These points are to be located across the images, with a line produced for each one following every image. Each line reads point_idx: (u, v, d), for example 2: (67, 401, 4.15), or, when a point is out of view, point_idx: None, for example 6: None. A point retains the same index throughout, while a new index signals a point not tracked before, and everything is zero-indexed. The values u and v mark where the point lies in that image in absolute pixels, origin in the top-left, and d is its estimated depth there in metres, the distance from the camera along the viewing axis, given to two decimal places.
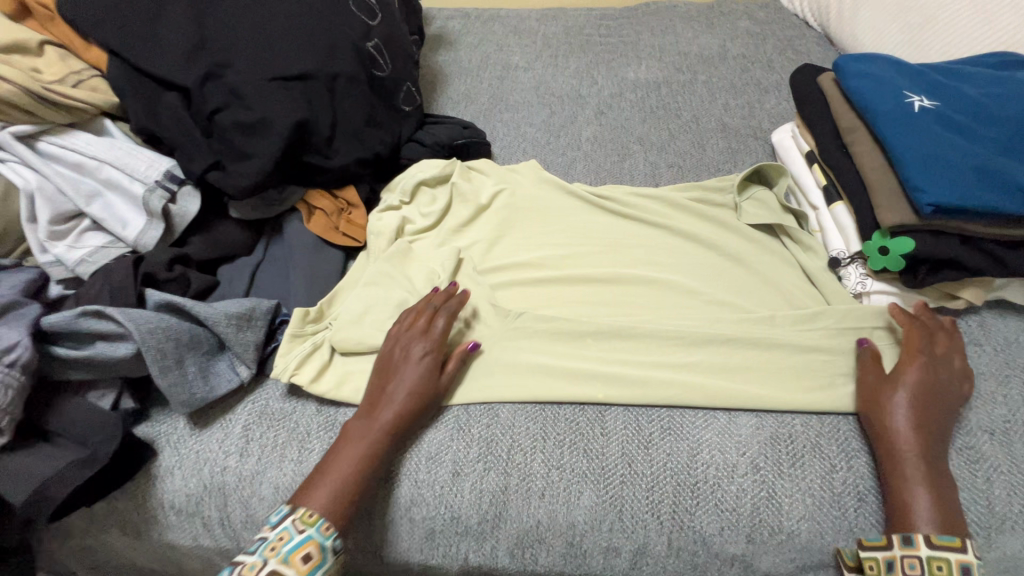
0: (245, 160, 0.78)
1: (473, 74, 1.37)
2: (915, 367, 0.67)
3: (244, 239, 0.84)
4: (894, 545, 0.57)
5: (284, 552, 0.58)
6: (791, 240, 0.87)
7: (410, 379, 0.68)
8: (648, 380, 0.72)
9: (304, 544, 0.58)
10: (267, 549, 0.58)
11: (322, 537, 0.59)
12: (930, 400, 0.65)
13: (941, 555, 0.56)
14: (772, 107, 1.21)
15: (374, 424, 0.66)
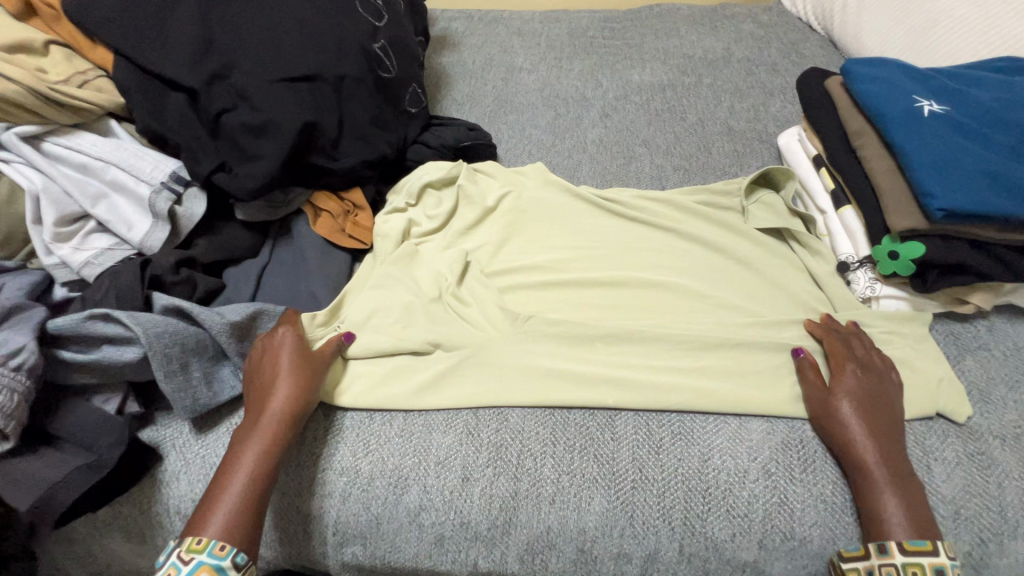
0: (252, 163, 0.78)
1: (477, 76, 1.37)
2: (850, 376, 0.69)
3: (249, 241, 0.83)
4: (872, 558, 0.58)
5: (209, 560, 0.55)
6: (799, 245, 0.87)
7: (293, 364, 0.68)
8: (657, 384, 0.72)
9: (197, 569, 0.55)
10: (214, 549, 0.56)
11: (217, 559, 0.55)
12: (872, 404, 0.66)
13: (914, 560, 0.56)
14: (777, 110, 1.21)
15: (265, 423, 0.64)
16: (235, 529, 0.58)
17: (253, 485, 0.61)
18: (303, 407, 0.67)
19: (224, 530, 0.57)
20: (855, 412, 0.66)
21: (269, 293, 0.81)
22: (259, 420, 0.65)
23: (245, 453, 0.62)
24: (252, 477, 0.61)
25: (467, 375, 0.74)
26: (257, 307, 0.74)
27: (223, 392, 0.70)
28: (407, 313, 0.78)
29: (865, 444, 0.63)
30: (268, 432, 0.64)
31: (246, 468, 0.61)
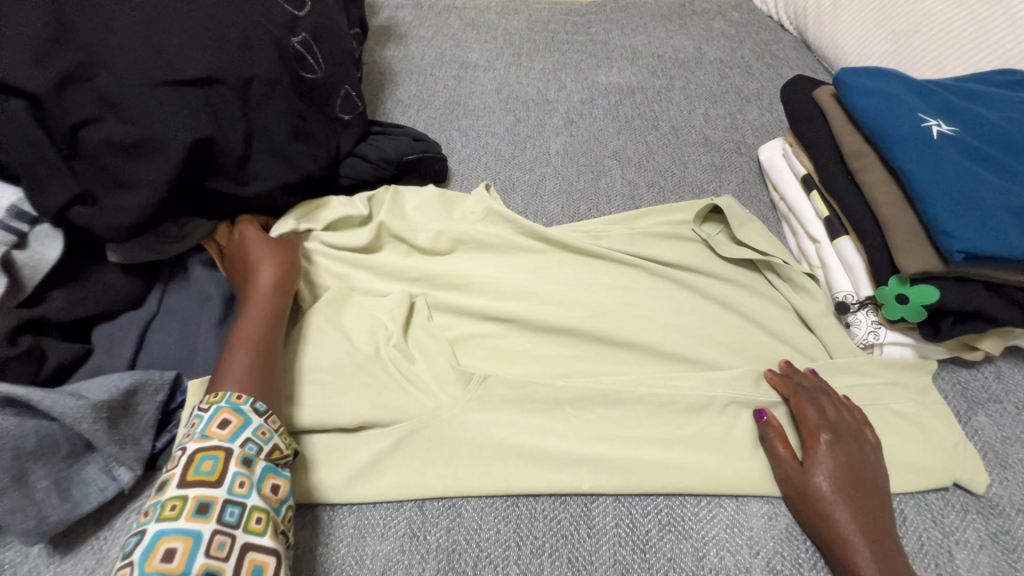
0: (126, 193, 0.61)
1: (426, 73, 1.21)
2: (824, 447, 0.59)
3: (130, 289, 0.66)
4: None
5: (230, 404, 0.52)
6: (778, 277, 0.77)
7: (272, 248, 0.68)
8: (638, 463, 0.61)
9: (218, 413, 0.52)
10: (233, 397, 0.53)
11: (236, 403, 0.53)
12: (854, 479, 0.57)
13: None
14: (755, 119, 1.11)
15: (255, 291, 0.64)
16: (257, 386, 0.56)
17: (261, 351, 0.59)
18: (285, 287, 0.66)
19: (243, 386, 0.55)
20: (836, 494, 0.56)
21: (157, 356, 0.64)
22: (247, 298, 0.64)
23: (248, 312, 0.62)
24: (258, 342, 0.59)
25: (410, 457, 0.60)
26: (137, 377, 0.57)
27: (85, 499, 0.53)
28: (335, 376, 0.63)
29: (852, 534, 0.54)
30: (261, 301, 0.63)
31: (248, 349, 0.58)
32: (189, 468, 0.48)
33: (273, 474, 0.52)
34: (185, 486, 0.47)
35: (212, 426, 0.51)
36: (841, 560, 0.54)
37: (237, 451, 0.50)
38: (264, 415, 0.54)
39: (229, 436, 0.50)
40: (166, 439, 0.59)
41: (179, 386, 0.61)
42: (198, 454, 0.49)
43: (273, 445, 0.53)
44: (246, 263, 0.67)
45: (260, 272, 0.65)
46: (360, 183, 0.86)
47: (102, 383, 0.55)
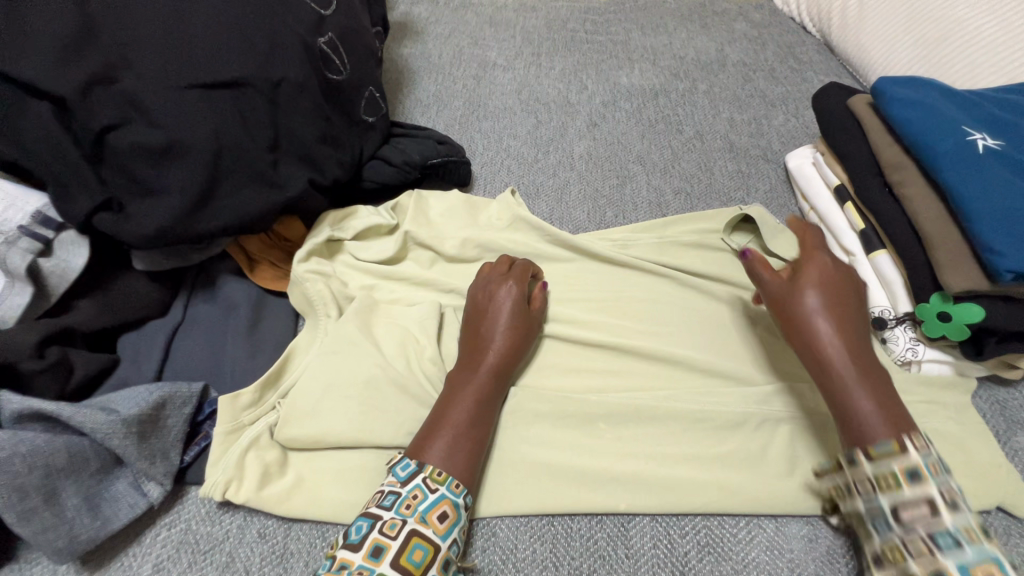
0: (154, 200, 0.59)
1: (445, 72, 1.19)
2: (816, 266, 0.55)
3: (156, 298, 0.64)
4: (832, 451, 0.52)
5: (450, 494, 0.52)
6: None
7: (518, 316, 0.65)
8: (676, 482, 0.60)
9: (439, 502, 0.52)
10: (452, 484, 0.53)
11: (456, 495, 0.53)
12: (848, 306, 0.53)
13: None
14: (780, 124, 1.09)
15: (483, 364, 0.61)
16: (466, 468, 0.55)
17: (473, 427, 0.57)
18: (518, 352, 0.64)
19: (447, 462, 0.54)
20: (825, 308, 0.52)
21: (186, 367, 0.63)
22: (477, 364, 0.61)
23: (469, 387, 0.59)
24: (472, 420, 0.57)
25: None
26: (165, 390, 0.56)
27: (116, 515, 0.51)
28: (366, 389, 0.61)
29: (831, 339, 0.51)
30: (490, 377, 0.61)
31: (459, 418, 0.57)
32: (403, 551, 0.48)
33: None
34: (395, 568, 0.47)
35: (432, 513, 0.51)
36: (825, 391, 0.51)
37: (443, 549, 0.50)
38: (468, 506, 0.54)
39: (443, 531, 0.51)
40: (196, 452, 0.58)
41: (207, 398, 0.60)
42: (412, 539, 0.49)
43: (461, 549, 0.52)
44: (481, 327, 0.65)
45: (495, 341, 0.63)
46: (384, 187, 0.85)
47: (130, 397, 0.54)
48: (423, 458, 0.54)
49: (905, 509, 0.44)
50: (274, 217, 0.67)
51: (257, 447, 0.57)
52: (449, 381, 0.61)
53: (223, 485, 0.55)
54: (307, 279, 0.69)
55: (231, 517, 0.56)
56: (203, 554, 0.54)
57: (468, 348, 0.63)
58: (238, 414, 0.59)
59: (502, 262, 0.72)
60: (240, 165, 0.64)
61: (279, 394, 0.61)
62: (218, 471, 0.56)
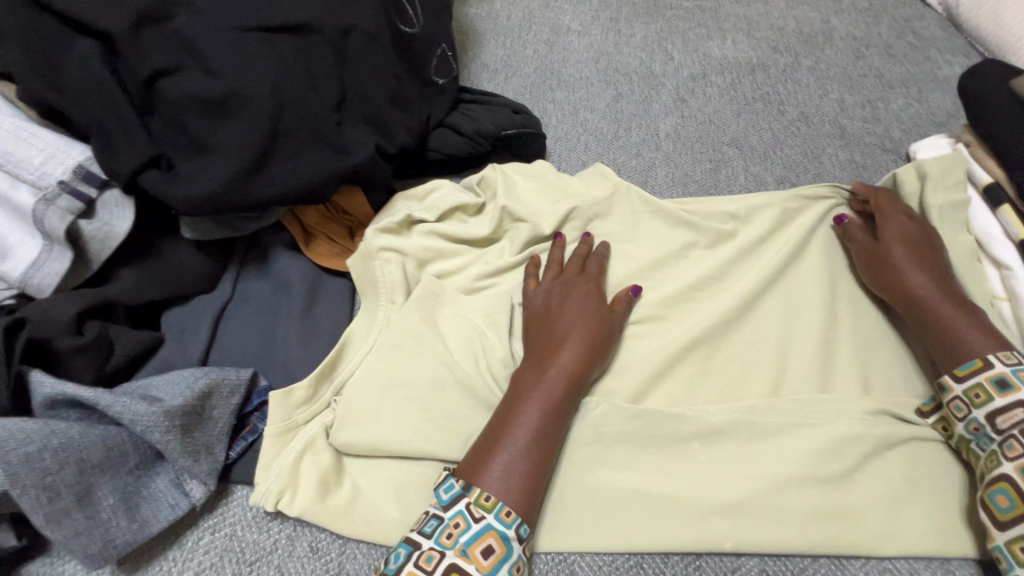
0: (206, 159, 0.51)
1: (514, 36, 1.08)
2: (896, 224, 0.63)
3: (203, 271, 0.57)
4: (1008, 466, 0.47)
5: (497, 525, 0.44)
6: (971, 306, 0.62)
7: (596, 318, 0.56)
8: (795, 528, 0.50)
9: (484, 533, 0.43)
10: (503, 512, 0.44)
11: (505, 527, 0.44)
12: (929, 253, 0.61)
13: (972, 383, 0.51)
14: (900, 109, 0.95)
15: (554, 370, 0.51)
16: (523, 494, 0.46)
17: (536, 447, 0.48)
18: (599, 362, 0.54)
19: (505, 486, 0.45)
20: (908, 260, 0.60)
21: (234, 350, 0.56)
22: (546, 370, 0.52)
23: (534, 397, 0.50)
24: (536, 437, 0.48)
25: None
26: (212, 378, 0.50)
27: (155, 518, 0.45)
28: (433, 392, 0.53)
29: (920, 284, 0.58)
30: (560, 388, 0.50)
31: (523, 433, 0.48)
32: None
33: None
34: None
35: (476, 547, 0.43)
36: (920, 315, 0.57)
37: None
38: (523, 542, 0.45)
39: (489, 569, 0.42)
40: (242, 448, 0.52)
41: (256, 388, 0.54)
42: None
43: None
44: (553, 327, 0.55)
45: (570, 346, 0.53)
46: (451, 159, 0.76)
47: (176, 384, 0.48)
48: (476, 477, 0.46)
49: None
50: (336, 187, 0.59)
51: (310, 452, 0.51)
52: (512, 387, 0.52)
53: (275, 494, 0.48)
54: (381, 257, 0.62)
55: (278, 526, 0.49)
56: (248, 566, 0.47)
57: (536, 350, 0.54)
58: (291, 412, 0.52)
59: (571, 262, 0.63)
60: (302, 125, 0.55)
61: (335, 390, 0.54)
62: (269, 476, 0.49)
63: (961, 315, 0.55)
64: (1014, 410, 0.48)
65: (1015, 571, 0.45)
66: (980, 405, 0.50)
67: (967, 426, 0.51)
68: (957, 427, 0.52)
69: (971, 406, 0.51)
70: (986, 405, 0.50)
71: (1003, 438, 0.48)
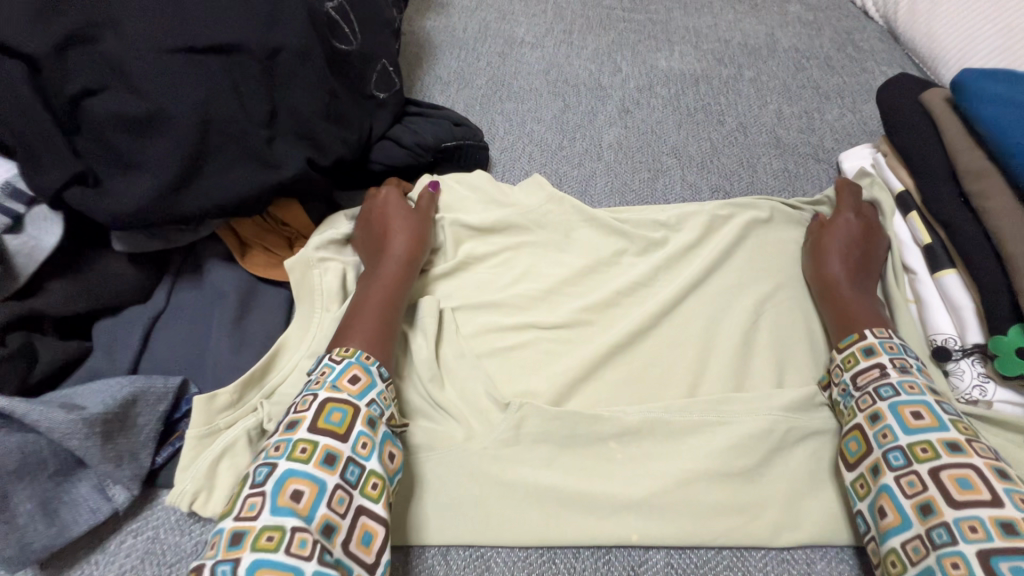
0: (133, 176, 0.54)
1: (469, 48, 1.10)
2: (842, 219, 0.69)
3: (137, 282, 0.59)
4: (860, 417, 0.52)
5: (359, 360, 0.51)
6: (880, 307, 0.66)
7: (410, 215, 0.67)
8: (697, 519, 0.53)
9: (349, 369, 0.50)
10: (362, 355, 0.52)
11: (366, 362, 0.51)
12: (860, 249, 0.66)
13: (847, 352, 0.57)
14: (834, 119, 0.99)
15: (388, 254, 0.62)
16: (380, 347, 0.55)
17: (383, 317, 0.57)
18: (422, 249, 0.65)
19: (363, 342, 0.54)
20: (838, 252, 0.66)
21: (166, 358, 0.58)
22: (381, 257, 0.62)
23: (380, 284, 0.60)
24: (381, 304, 0.58)
25: (419, 493, 0.54)
26: (137, 386, 0.51)
27: (75, 522, 0.47)
28: None
29: (839, 276, 0.64)
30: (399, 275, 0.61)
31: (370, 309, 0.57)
32: (321, 415, 0.46)
33: (391, 441, 0.49)
34: (316, 432, 0.45)
35: (345, 380, 0.49)
36: (832, 302, 0.63)
37: (363, 411, 0.48)
38: (385, 379, 0.52)
39: (358, 392, 0.48)
40: (169, 453, 0.54)
41: (184, 395, 0.55)
42: (330, 403, 0.47)
43: (392, 412, 0.51)
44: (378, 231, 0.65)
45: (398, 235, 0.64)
46: (393, 170, 0.77)
47: (100, 392, 0.50)
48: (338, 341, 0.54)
49: (937, 472, 0.46)
50: (268, 200, 0.61)
51: (229, 456, 0.52)
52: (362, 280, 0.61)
53: (191, 495, 0.50)
54: (321, 266, 0.64)
55: (201, 528, 0.51)
56: (168, 567, 0.49)
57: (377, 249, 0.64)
58: (214, 416, 0.53)
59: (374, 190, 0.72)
60: (230, 141, 0.58)
61: (262, 395, 0.56)
62: (187, 477, 0.51)
63: (866, 310, 0.61)
64: (870, 368, 0.54)
65: (857, 505, 0.50)
66: (850, 368, 0.56)
67: (838, 388, 0.57)
68: (833, 392, 0.58)
69: (843, 370, 0.57)
70: (853, 368, 0.55)
71: (859, 393, 0.54)
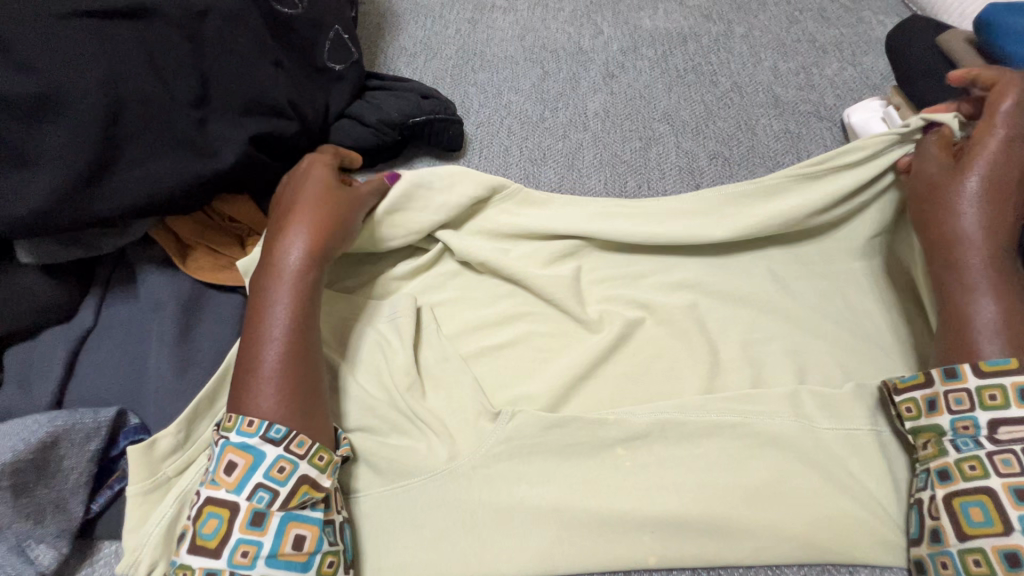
0: (30, 172, 0.44)
1: (434, 16, 0.99)
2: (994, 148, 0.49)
3: (56, 299, 0.51)
4: (997, 481, 0.41)
5: (236, 439, 0.42)
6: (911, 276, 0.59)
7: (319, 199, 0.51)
8: (722, 530, 0.46)
9: (224, 453, 0.41)
10: (244, 425, 0.42)
11: (244, 437, 0.41)
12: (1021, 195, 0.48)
13: (993, 381, 0.42)
14: (834, 74, 0.91)
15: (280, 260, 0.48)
16: (296, 401, 0.44)
17: (291, 350, 0.45)
18: (324, 242, 0.49)
19: (268, 398, 0.43)
20: (976, 201, 0.48)
21: (101, 382, 0.50)
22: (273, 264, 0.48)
23: (275, 302, 0.46)
24: (289, 333, 0.45)
25: (404, 524, 0.46)
26: (59, 425, 0.43)
27: None
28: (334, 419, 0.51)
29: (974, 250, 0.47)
30: (295, 281, 0.47)
31: (274, 343, 0.45)
32: (197, 525, 0.40)
33: (297, 518, 0.41)
34: (193, 552, 0.39)
35: (220, 469, 0.41)
36: (941, 286, 0.49)
37: (244, 506, 0.40)
38: (282, 442, 0.42)
39: (235, 484, 0.40)
40: (107, 500, 0.46)
41: (123, 430, 0.47)
42: (207, 507, 0.40)
43: (292, 488, 0.41)
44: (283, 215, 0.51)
45: (300, 215, 0.50)
46: (356, 152, 0.68)
47: (12, 435, 0.42)
48: (236, 411, 0.43)
49: None
50: (206, 194, 0.52)
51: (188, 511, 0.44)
52: (251, 297, 0.48)
53: (148, 566, 0.42)
54: None
55: None
56: None
57: (267, 244, 0.49)
58: (158, 466, 0.44)
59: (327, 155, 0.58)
60: (149, 125, 0.48)
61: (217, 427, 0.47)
62: (140, 543, 0.42)
63: (998, 291, 0.46)
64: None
65: None
66: (991, 407, 0.42)
67: (956, 421, 0.44)
68: (937, 415, 0.45)
69: (975, 404, 0.43)
70: (999, 409, 0.42)
71: (999, 449, 0.42)
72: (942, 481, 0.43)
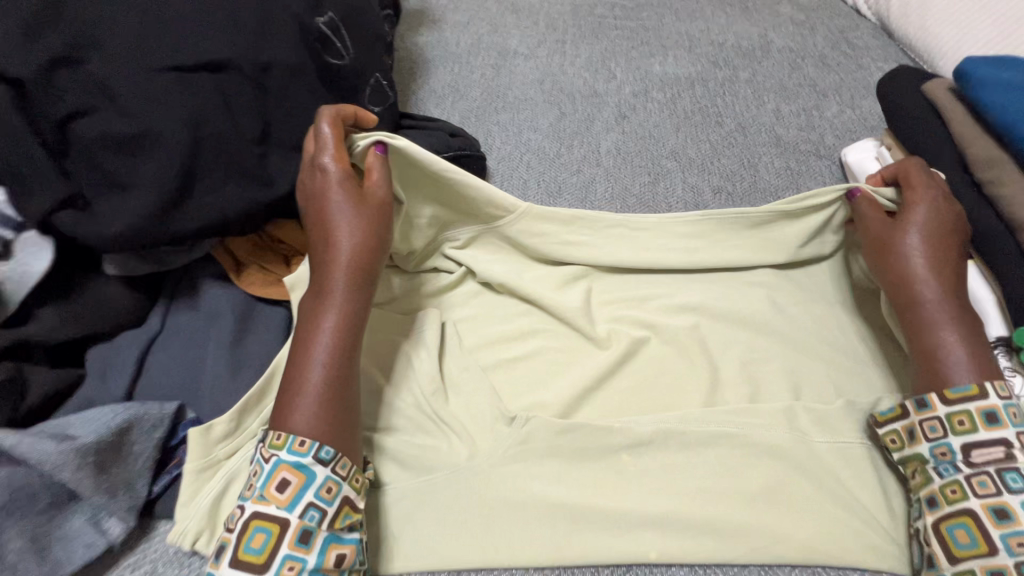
0: (122, 196, 0.53)
1: (462, 62, 1.09)
2: (924, 208, 0.56)
3: (130, 305, 0.58)
4: (976, 501, 0.45)
5: (290, 457, 0.46)
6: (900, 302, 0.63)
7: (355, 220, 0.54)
8: (720, 531, 0.49)
9: (276, 471, 0.45)
10: (294, 444, 0.46)
11: (297, 456, 0.46)
12: (953, 252, 0.54)
13: (961, 408, 0.47)
14: (833, 116, 0.98)
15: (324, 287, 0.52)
16: (335, 421, 0.48)
17: (334, 371, 0.50)
18: (361, 266, 0.54)
19: (312, 419, 0.48)
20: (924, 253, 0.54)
21: (164, 380, 0.57)
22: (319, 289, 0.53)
23: (322, 326, 0.51)
24: (333, 355, 0.50)
25: (426, 515, 0.51)
26: (132, 413, 0.50)
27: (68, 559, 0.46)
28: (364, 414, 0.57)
29: (935, 298, 0.52)
30: (338, 306, 0.52)
31: (319, 364, 0.50)
32: (241, 542, 0.44)
33: (338, 541, 0.46)
34: (236, 565, 0.43)
35: (270, 487, 0.45)
36: (911, 327, 0.53)
37: (295, 522, 0.44)
38: (329, 463, 0.46)
39: (286, 501, 0.45)
40: (163, 483, 0.52)
41: (181, 422, 0.54)
42: (253, 523, 0.44)
43: (337, 505, 0.46)
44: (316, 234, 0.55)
45: (337, 239, 0.53)
46: None
47: (93, 418, 0.49)
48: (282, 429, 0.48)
49: None
50: (263, 217, 0.60)
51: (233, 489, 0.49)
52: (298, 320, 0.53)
53: (193, 534, 0.48)
54: None
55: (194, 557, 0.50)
56: None
57: (313, 269, 0.54)
58: (212, 448, 0.50)
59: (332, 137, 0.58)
60: (220, 158, 0.57)
61: (262, 420, 0.53)
62: (188, 514, 0.48)
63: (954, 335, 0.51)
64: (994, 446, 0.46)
65: None
66: (962, 432, 0.47)
67: (934, 449, 0.48)
68: (918, 444, 0.49)
69: (948, 432, 0.48)
70: (969, 433, 0.47)
71: (976, 471, 0.46)
72: (929, 508, 0.47)
